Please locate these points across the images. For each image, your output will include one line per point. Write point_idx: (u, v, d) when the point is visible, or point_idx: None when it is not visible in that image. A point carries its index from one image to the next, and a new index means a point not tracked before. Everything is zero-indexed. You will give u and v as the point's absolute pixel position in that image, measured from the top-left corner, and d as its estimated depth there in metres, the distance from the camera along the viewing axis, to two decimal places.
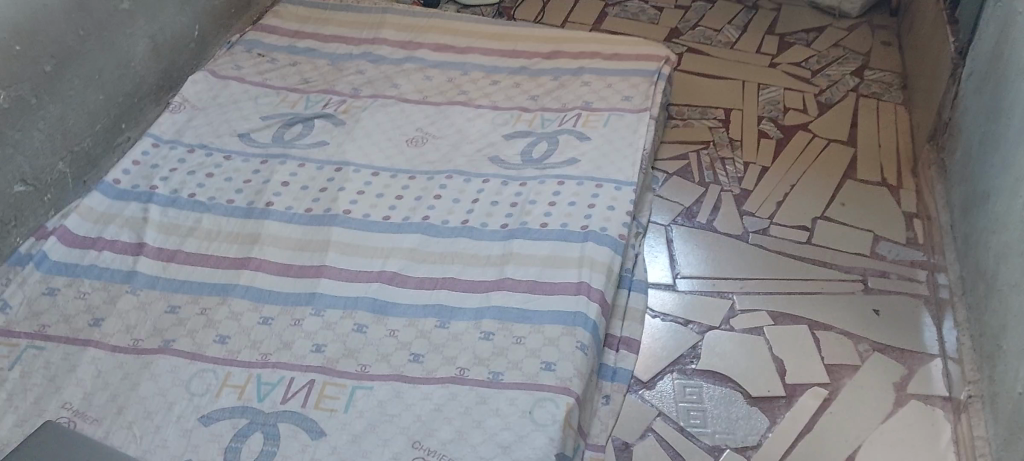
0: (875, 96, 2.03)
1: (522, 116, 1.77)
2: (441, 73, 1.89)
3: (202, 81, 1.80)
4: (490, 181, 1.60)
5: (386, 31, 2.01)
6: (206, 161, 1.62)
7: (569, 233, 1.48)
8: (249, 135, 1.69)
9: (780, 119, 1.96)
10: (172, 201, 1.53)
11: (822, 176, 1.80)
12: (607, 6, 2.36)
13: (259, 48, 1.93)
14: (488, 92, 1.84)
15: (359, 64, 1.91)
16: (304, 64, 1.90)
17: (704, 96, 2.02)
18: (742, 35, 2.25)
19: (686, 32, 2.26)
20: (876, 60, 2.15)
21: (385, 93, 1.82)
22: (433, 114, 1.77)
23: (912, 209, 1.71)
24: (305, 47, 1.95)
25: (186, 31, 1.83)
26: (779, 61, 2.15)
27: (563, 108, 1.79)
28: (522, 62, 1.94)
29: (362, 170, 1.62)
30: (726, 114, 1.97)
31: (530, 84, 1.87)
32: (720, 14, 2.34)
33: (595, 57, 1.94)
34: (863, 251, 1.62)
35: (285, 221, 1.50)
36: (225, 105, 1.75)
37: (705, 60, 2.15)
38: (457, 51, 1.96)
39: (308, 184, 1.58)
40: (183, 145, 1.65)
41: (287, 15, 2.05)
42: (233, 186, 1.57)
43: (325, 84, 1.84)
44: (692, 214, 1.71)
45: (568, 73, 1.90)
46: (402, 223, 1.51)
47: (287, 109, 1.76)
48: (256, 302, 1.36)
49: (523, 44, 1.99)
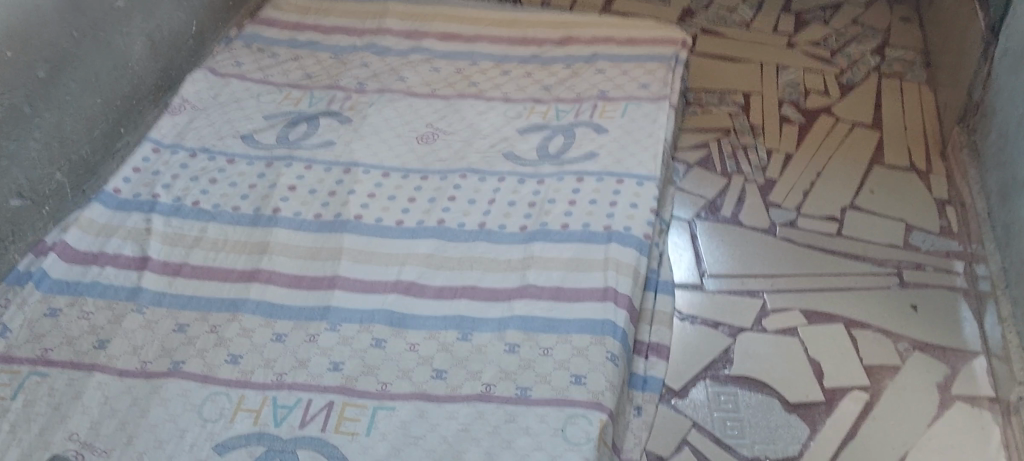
0: (898, 75, 1.96)
1: (535, 108, 1.70)
2: (449, 64, 1.81)
3: (202, 80, 1.72)
4: (506, 180, 1.55)
5: (390, 20, 1.92)
6: (209, 166, 1.55)
7: (591, 234, 1.43)
8: (252, 136, 1.62)
9: (802, 103, 1.88)
10: (176, 209, 1.47)
11: (848, 163, 1.73)
12: None
13: (258, 42, 1.85)
14: (499, 83, 1.77)
15: (364, 57, 1.82)
16: (306, 58, 1.82)
17: (722, 80, 1.95)
18: (756, 14, 2.17)
19: (699, 13, 2.18)
20: (896, 37, 2.08)
21: (392, 87, 1.75)
22: (442, 109, 1.70)
23: (944, 195, 1.65)
24: (306, 39, 1.87)
25: (185, 26, 1.75)
26: (797, 41, 2.08)
27: (579, 98, 1.72)
28: (533, 49, 1.86)
29: (372, 170, 1.56)
30: (745, 98, 1.90)
31: (543, 73, 1.79)
32: None
33: (610, 42, 1.85)
34: (895, 242, 1.56)
35: (294, 228, 1.45)
36: (225, 105, 1.68)
37: (721, 41, 2.07)
38: (465, 40, 1.88)
39: (316, 187, 1.52)
40: (184, 149, 1.58)
41: (285, 5, 1.96)
42: (238, 191, 1.51)
43: (329, 79, 1.76)
44: (715, 208, 1.64)
45: (581, 60, 1.82)
46: (416, 228, 1.46)
47: (290, 106, 1.69)
48: (268, 318, 1.29)
49: (533, 30, 1.91)
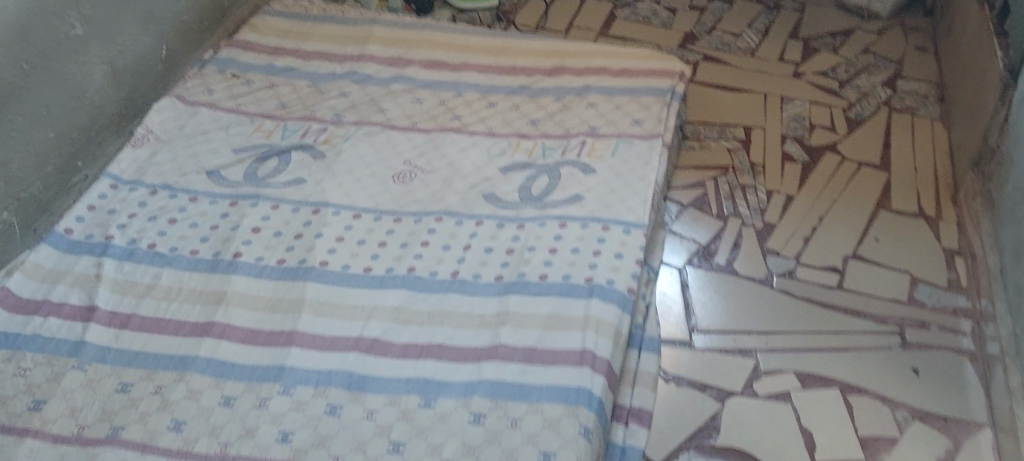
0: (909, 110, 1.86)
1: (520, 144, 1.61)
2: (433, 95, 1.72)
3: (169, 109, 1.64)
4: (484, 224, 1.45)
5: (373, 46, 1.83)
6: (169, 204, 1.47)
7: (572, 288, 1.33)
8: (218, 172, 1.54)
9: (806, 139, 1.78)
10: (130, 252, 1.39)
11: (853, 207, 1.63)
12: (615, 8, 2.18)
13: (233, 68, 1.76)
14: (484, 116, 1.68)
15: (343, 85, 1.74)
16: (282, 86, 1.73)
17: (723, 112, 1.85)
18: (763, 40, 2.07)
19: (702, 38, 2.07)
20: (910, 68, 1.98)
21: (370, 119, 1.66)
22: (422, 144, 1.62)
23: (953, 246, 1.55)
24: (283, 65, 1.78)
25: (151, 51, 1.68)
26: (804, 70, 1.97)
27: (567, 135, 1.63)
28: (521, 79, 1.76)
29: (342, 211, 1.47)
30: (746, 132, 1.80)
31: (531, 105, 1.70)
32: (740, 16, 2.15)
33: (602, 73, 1.76)
34: (900, 297, 1.45)
35: (254, 276, 1.36)
36: (192, 137, 1.60)
37: (723, 69, 1.97)
38: (451, 68, 1.78)
39: (281, 230, 1.44)
40: (144, 185, 1.50)
41: (264, 27, 1.87)
42: (198, 233, 1.43)
43: (304, 110, 1.68)
44: (710, 254, 1.54)
45: (571, 92, 1.72)
46: (385, 276, 1.36)
47: (261, 139, 1.61)
48: (217, 378, 1.20)
49: (524, 58, 1.81)
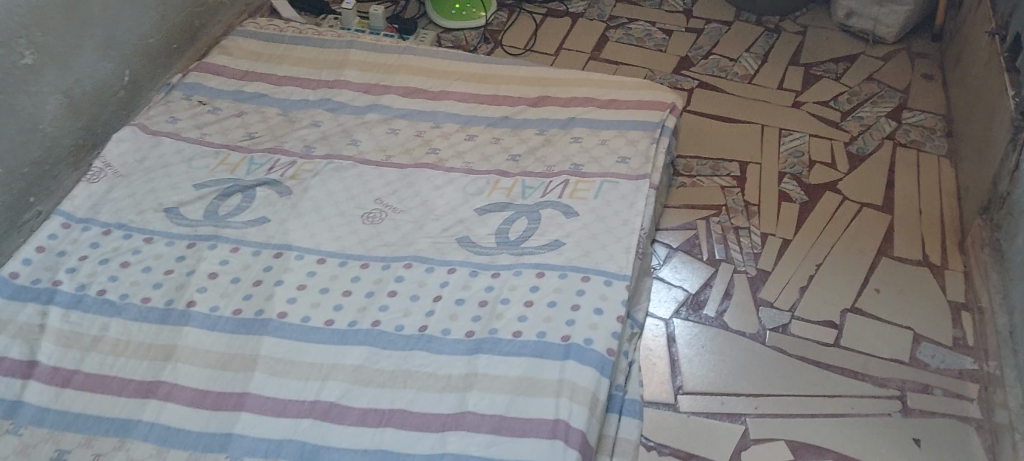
0: (915, 145, 1.76)
1: (499, 182, 1.53)
2: (409, 126, 1.64)
3: (129, 140, 1.55)
4: (456, 272, 1.36)
5: (349, 71, 1.74)
6: (123, 245, 1.38)
7: (547, 347, 1.24)
8: (176, 210, 1.45)
9: (804, 177, 1.69)
10: (78, 300, 1.30)
11: (852, 253, 1.53)
12: (608, 29, 2.08)
13: (200, 94, 1.67)
14: (462, 150, 1.59)
15: (315, 114, 1.65)
16: (251, 114, 1.64)
17: (717, 145, 1.76)
18: (761, 66, 1.97)
19: (697, 62, 1.98)
20: (916, 98, 1.88)
21: (342, 152, 1.58)
22: (395, 180, 1.53)
23: (959, 298, 1.45)
24: (253, 91, 1.69)
25: (111, 78, 1.60)
26: (804, 99, 1.88)
27: (549, 173, 1.54)
28: (504, 110, 1.68)
29: (306, 255, 1.38)
30: (741, 169, 1.71)
31: (512, 139, 1.62)
32: (738, 39, 2.05)
33: (590, 104, 1.67)
34: (900, 356, 1.36)
35: (207, 329, 1.27)
36: (152, 171, 1.51)
37: (719, 97, 1.88)
38: (430, 96, 1.70)
39: (240, 275, 1.35)
40: (98, 224, 1.41)
41: (236, 50, 1.78)
42: (151, 279, 1.34)
43: (273, 141, 1.59)
44: (699, 304, 1.45)
45: (556, 125, 1.64)
46: (347, 331, 1.27)
47: (225, 173, 1.52)
48: (160, 446, 1.12)
49: (506, 86, 1.72)
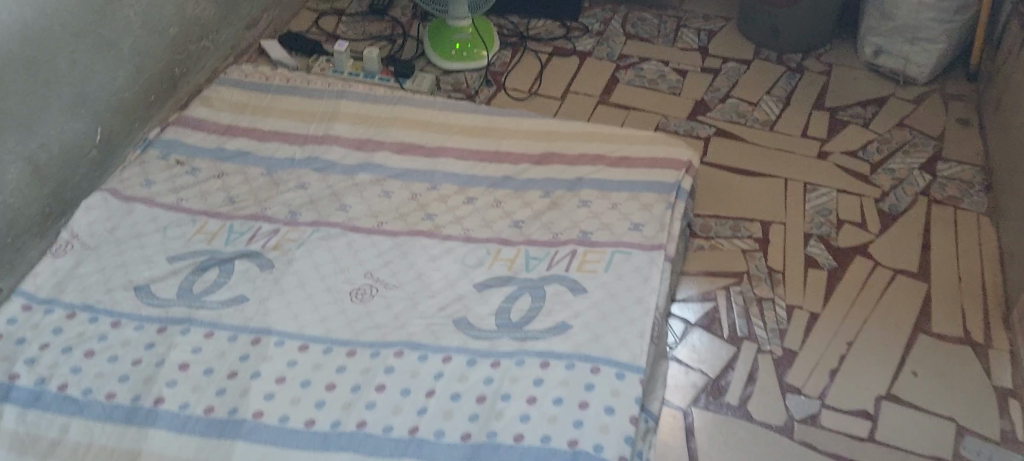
0: (951, 202, 1.63)
1: (500, 252, 1.40)
2: (403, 187, 1.51)
3: (99, 207, 1.44)
4: (453, 360, 1.23)
5: (339, 124, 1.63)
6: (88, 331, 1.27)
7: (551, 454, 1.10)
8: (148, 287, 1.33)
9: (832, 239, 1.56)
10: (36, 397, 1.18)
11: (886, 330, 1.40)
12: (618, 70, 1.96)
13: (178, 153, 1.56)
14: (460, 215, 1.47)
15: (303, 175, 1.53)
16: (232, 176, 1.53)
17: (738, 203, 1.63)
18: (783, 110, 1.84)
19: (714, 107, 1.85)
20: (951, 147, 1.74)
21: (330, 218, 1.45)
22: (387, 250, 1.40)
23: (1007, 384, 1.31)
24: (236, 149, 1.58)
25: (81, 138, 1.48)
26: (830, 149, 1.74)
27: (554, 241, 1.41)
28: (506, 168, 1.55)
29: (286, 341, 1.26)
30: (764, 230, 1.58)
31: (515, 201, 1.49)
32: (758, 80, 1.92)
33: (599, 162, 1.55)
34: (944, 454, 1.22)
35: (176, 431, 1.15)
36: (124, 241, 1.40)
37: (738, 147, 1.75)
38: (427, 152, 1.58)
39: (214, 365, 1.23)
40: (62, 306, 1.29)
41: (218, 102, 1.68)
42: (118, 370, 1.22)
43: (256, 206, 1.47)
44: (719, 391, 1.32)
45: (562, 186, 1.51)
46: (329, 433, 1.14)
47: (202, 244, 1.40)
48: None
49: (509, 142, 1.60)
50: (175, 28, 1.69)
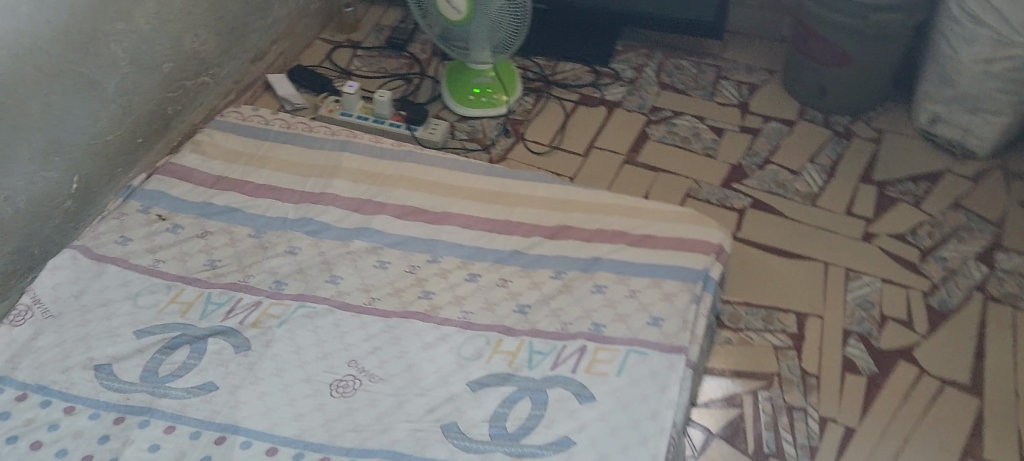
0: (1010, 301, 1.46)
1: (502, 343, 1.25)
2: (402, 257, 1.38)
3: (67, 267, 1.32)
4: None
5: (339, 181, 1.50)
6: (38, 417, 1.15)
7: None
8: (110, 367, 1.21)
9: (875, 338, 1.40)
10: None
11: (931, 455, 1.24)
12: (648, 124, 1.81)
13: (161, 206, 1.44)
14: (462, 294, 1.32)
15: (293, 238, 1.40)
16: (217, 235, 1.40)
17: (772, 289, 1.48)
18: (827, 181, 1.68)
19: (751, 174, 1.70)
20: (1012, 235, 1.57)
21: (317, 292, 1.32)
22: (376, 334, 1.26)
23: None
24: (224, 204, 1.45)
25: (54, 187, 1.36)
26: (876, 230, 1.58)
27: (563, 333, 1.25)
28: (516, 240, 1.40)
29: (254, 442, 1.13)
30: (799, 323, 1.42)
31: (523, 281, 1.34)
32: (800, 144, 1.76)
33: (619, 239, 1.40)
34: None
35: None
36: (89, 309, 1.28)
37: (775, 223, 1.60)
38: (431, 218, 1.44)
39: None
40: (12, 385, 1.18)
41: (211, 149, 1.56)
42: None
43: (238, 273, 1.34)
44: None
45: (577, 266, 1.35)
46: None
47: (175, 316, 1.27)
48: None
49: (521, 210, 1.46)
50: (170, 63, 1.55)
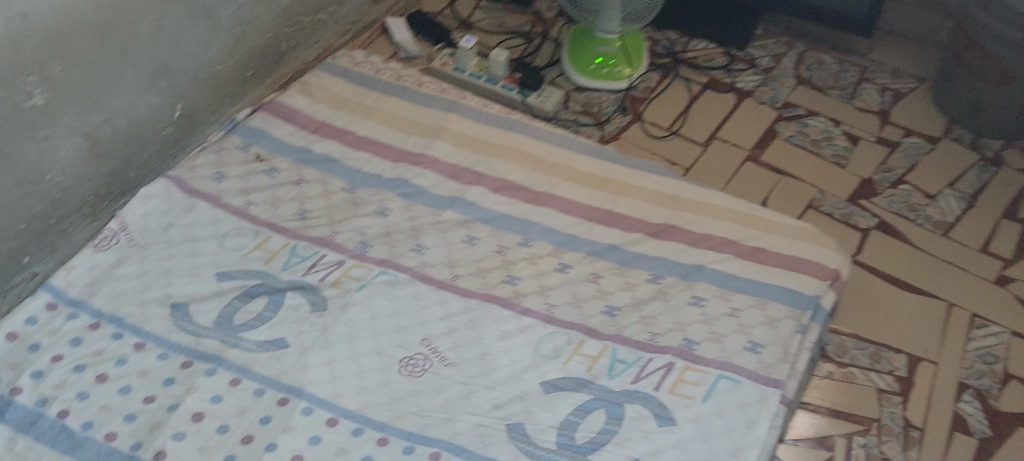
0: None
1: (585, 344, 1.17)
2: (493, 235, 1.31)
3: (158, 197, 1.32)
4: None
5: (440, 144, 1.44)
6: (107, 349, 1.15)
7: None
8: (186, 307, 1.19)
9: (994, 397, 1.27)
10: (31, 421, 1.08)
11: None
12: (778, 120, 1.68)
13: (260, 146, 1.41)
14: (550, 284, 1.25)
15: (385, 198, 1.35)
16: (311, 185, 1.37)
17: (886, 325, 1.35)
18: (966, 211, 1.53)
19: (882, 192, 1.56)
20: None
21: (402, 259, 1.27)
22: (456, 314, 1.21)
23: None
24: (322, 153, 1.41)
25: (156, 113, 1.33)
26: (1014, 274, 1.43)
27: (652, 345, 1.17)
28: (615, 234, 1.32)
29: (316, 409, 1.10)
30: (910, 367, 1.30)
31: (617, 280, 1.26)
32: (942, 166, 1.61)
33: (727, 248, 1.30)
34: None
35: None
36: (175, 244, 1.27)
37: (902, 250, 1.46)
38: (530, 197, 1.37)
39: (229, 422, 1.08)
40: (87, 313, 1.18)
41: (318, 92, 1.53)
42: (126, 406, 1.09)
43: (326, 227, 1.30)
44: None
45: (678, 271, 1.27)
46: None
47: (258, 264, 1.25)
48: None
49: (626, 201, 1.38)
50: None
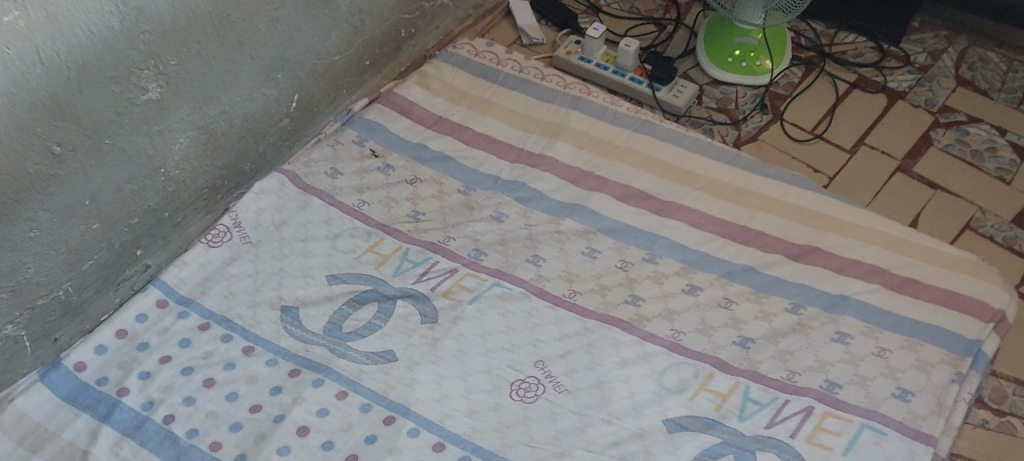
0: None
1: (713, 378, 1.08)
2: (616, 248, 1.23)
3: (273, 193, 1.27)
4: None
5: (562, 144, 1.36)
6: (216, 352, 1.11)
7: None
8: (296, 311, 1.15)
9: None
10: (137, 425, 1.04)
11: None
12: (935, 126, 1.52)
13: (376, 141, 1.36)
14: (675, 307, 1.16)
15: (502, 203, 1.28)
16: (426, 185, 1.31)
17: None
18: None
19: None
20: None
21: (517, 270, 1.19)
22: (573, 335, 1.13)
23: None
24: (439, 150, 1.35)
25: (273, 104, 1.29)
26: None
27: (789, 385, 1.06)
28: (750, 253, 1.22)
29: (423, 431, 1.03)
30: None
31: (750, 306, 1.15)
32: None
33: (876, 278, 1.18)
34: None
35: None
36: (287, 243, 1.22)
37: None
38: (657, 207, 1.28)
39: (334, 439, 1.02)
40: (198, 313, 1.15)
41: (437, 84, 1.46)
42: (232, 414, 1.05)
43: (440, 232, 1.24)
44: None
45: (820, 302, 1.15)
46: None
47: (370, 269, 1.19)
48: None
49: (763, 217, 1.26)
50: None
